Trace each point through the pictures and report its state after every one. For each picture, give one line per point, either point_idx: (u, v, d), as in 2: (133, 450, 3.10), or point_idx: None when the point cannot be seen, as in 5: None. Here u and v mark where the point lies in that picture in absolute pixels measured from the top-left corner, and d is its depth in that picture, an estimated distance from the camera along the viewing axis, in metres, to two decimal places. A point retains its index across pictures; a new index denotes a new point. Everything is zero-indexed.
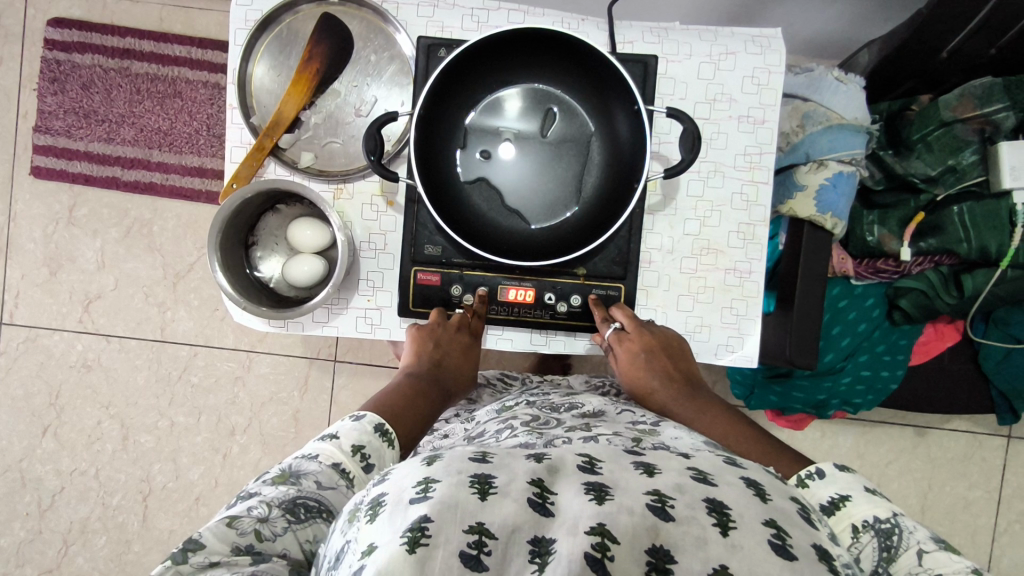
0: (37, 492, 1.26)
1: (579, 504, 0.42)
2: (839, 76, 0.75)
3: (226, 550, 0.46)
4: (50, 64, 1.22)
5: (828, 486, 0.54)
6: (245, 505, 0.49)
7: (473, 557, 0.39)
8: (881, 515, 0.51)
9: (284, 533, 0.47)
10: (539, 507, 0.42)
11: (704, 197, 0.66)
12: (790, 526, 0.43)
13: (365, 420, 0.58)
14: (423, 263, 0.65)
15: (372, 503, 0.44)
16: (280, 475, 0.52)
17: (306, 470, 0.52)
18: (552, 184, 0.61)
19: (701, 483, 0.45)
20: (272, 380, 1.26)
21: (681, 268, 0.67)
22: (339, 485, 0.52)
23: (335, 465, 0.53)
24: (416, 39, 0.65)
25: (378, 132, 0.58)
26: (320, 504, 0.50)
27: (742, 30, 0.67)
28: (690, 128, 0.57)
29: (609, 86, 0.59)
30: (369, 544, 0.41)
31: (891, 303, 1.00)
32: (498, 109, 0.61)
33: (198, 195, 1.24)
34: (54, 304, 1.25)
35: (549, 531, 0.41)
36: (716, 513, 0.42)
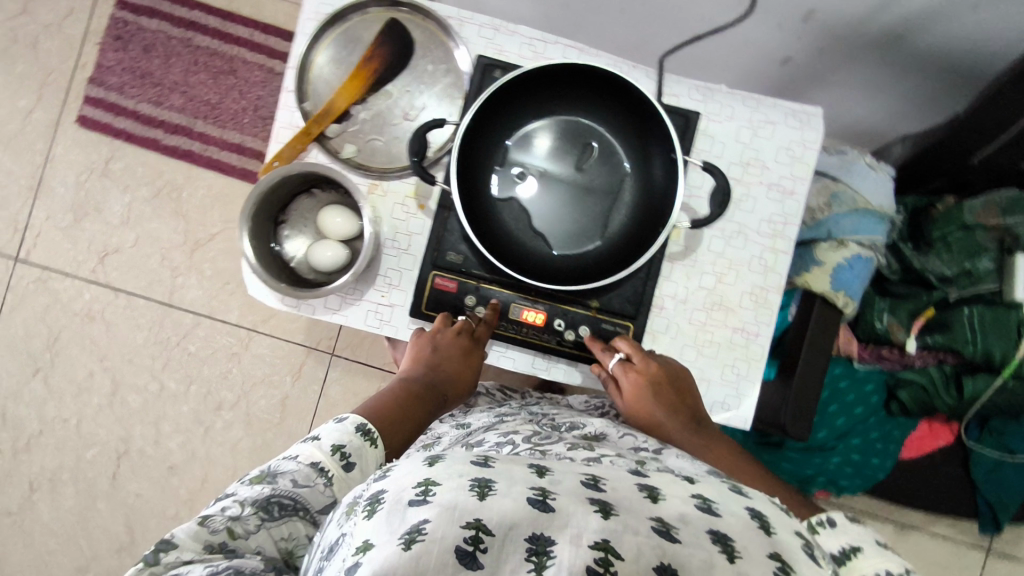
0: (16, 431, 1.27)
1: (585, 515, 0.41)
2: (870, 163, 0.76)
3: (198, 548, 0.45)
4: (118, 24, 1.27)
5: (839, 537, 0.58)
6: (218, 505, 0.48)
7: (469, 553, 0.39)
8: (894, 570, 0.54)
9: (258, 530, 0.48)
10: (539, 505, 0.42)
11: (723, 254, 0.68)
12: (793, 560, 0.44)
13: (349, 422, 0.58)
14: (442, 268, 0.67)
15: (370, 500, 0.43)
16: (257, 476, 0.52)
17: (284, 470, 0.53)
18: (581, 214, 0.63)
19: (705, 513, 0.45)
20: (267, 363, 1.26)
21: (690, 319, 0.68)
22: (317, 483, 0.52)
23: (313, 464, 0.53)
24: (473, 56, 0.67)
25: (423, 136, 0.59)
26: (296, 502, 0.51)
27: (784, 102, 0.69)
28: (721, 183, 0.57)
29: (652, 131, 0.60)
30: (364, 541, 0.40)
31: (890, 393, 1.01)
32: (541, 134, 0.63)
33: (232, 169, 1.26)
34: (72, 250, 1.27)
35: (548, 530, 0.41)
36: (721, 544, 0.43)
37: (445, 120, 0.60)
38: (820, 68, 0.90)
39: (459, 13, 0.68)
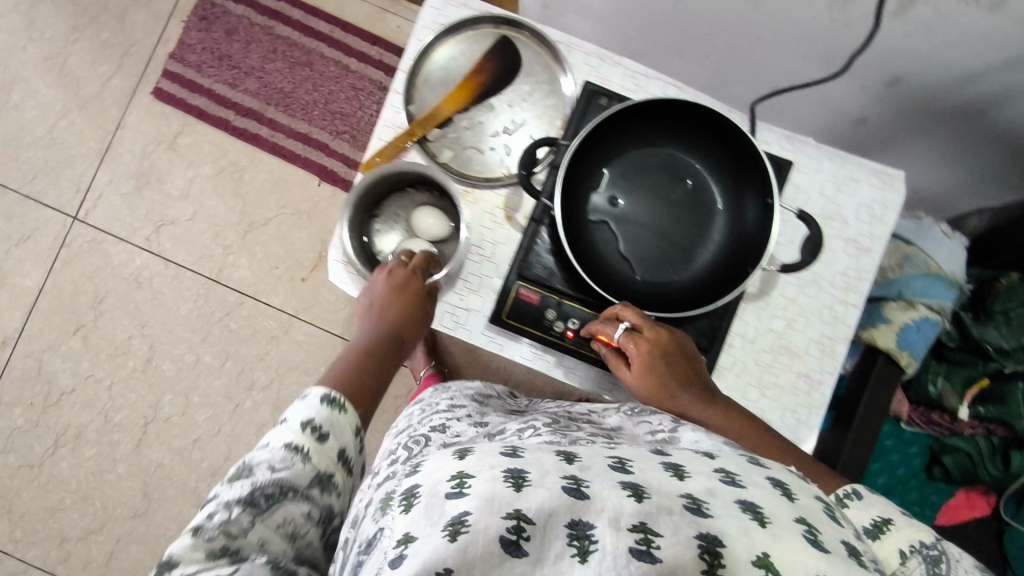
0: (48, 386, 1.27)
1: (617, 497, 0.39)
2: (946, 231, 0.78)
3: (200, 556, 0.45)
4: (205, 4, 1.31)
5: (867, 508, 0.53)
6: (205, 513, 0.48)
7: (512, 542, 0.37)
8: (928, 541, 0.49)
9: (255, 526, 0.48)
10: (574, 492, 0.39)
11: (796, 301, 0.70)
12: (820, 523, 0.41)
13: (314, 395, 0.57)
14: (528, 279, 0.67)
15: (406, 495, 0.43)
16: (235, 473, 0.51)
17: (257, 461, 0.52)
18: (668, 244, 0.64)
19: (730, 485, 0.42)
20: (304, 350, 1.28)
21: (757, 360, 0.69)
22: (296, 464, 0.52)
23: (287, 446, 0.53)
24: (579, 83, 0.70)
25: (534, 151, 0.61)
26: (280, 487, 0.50)
27: (869, 162, 0.71)
28: (816, 233, 0.58)
29: (750, 174, 0.61)
30: (406, 533, 0.39)
31: (932, 456, 1.01)
32: (638, 161, 0.64)
33: (296, 157, 1.29)
34: (129, 215, 1.29)
35: (586, 515, 0.38)
36: (751, 510, 0.40)
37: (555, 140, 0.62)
38: (896, 130, 0.92)
39: (567, 39, 0.71)
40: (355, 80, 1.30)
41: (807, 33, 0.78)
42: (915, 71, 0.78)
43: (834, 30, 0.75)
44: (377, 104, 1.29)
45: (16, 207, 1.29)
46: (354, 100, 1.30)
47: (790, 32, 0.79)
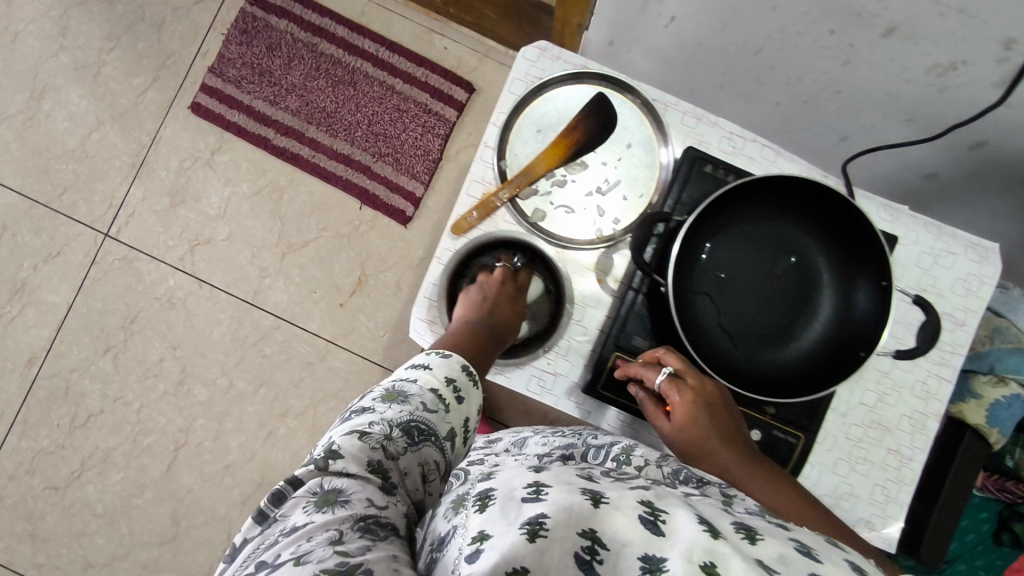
0: (76, 407, 1.24)
1: (690, 530, 0.38)
2: None
3: (362, 461, 0.46)
4: (247, 18, 1.27)
5: None
6: (367, 420, 0.50)
7: (587, 562, 0.36)
8: None
9: (403, 452, 0.49)
10: (649, 522, 0.39)
11: (889, 374, 0.69)
12: None
13: (451, 355, 0.61)
14: (625, 351, 0.64)
15: (484, 496, 0.45)
16: (389, 396, 0.54)
17: (412, 392, 0.54)
18: (770, 323, 0.62)
19: (807, 556, 0.38)
20: (340, 377, 1.25)
21: (848, 435, 0.68)
22: (440, 410, 0.54)
23: (434, 392, 0.55)
24: (678, 151, 0.68)
25: (646, 227, 0.60)
26: (428, 427, 0.52)
27: (964, 233, 0.69)
28: (933, 321, 0.58)
29: (864, 259, 0.60)
30: (480, 532, 0.40)
31: (1002, 522, 0.98)
32: (746, 235, 0.62)
33: (336, 179, 1.26)
34: (163, 234, 1.26)
35: (658, 549, 0.37)
36: None
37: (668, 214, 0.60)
38: (963, 190, 0.90)
39: (665, 97, 0.68)
40: (400, 101, 1.27)
41: (891, 95, 0.77)
42: (998, 138, 0.77)
43: (924, 94, 0.74)
44: (421, 128, 1.27)
45: (45, 221, 1.25)
46: (398, 122, 1.27)
47: (873, 92, 0.78)
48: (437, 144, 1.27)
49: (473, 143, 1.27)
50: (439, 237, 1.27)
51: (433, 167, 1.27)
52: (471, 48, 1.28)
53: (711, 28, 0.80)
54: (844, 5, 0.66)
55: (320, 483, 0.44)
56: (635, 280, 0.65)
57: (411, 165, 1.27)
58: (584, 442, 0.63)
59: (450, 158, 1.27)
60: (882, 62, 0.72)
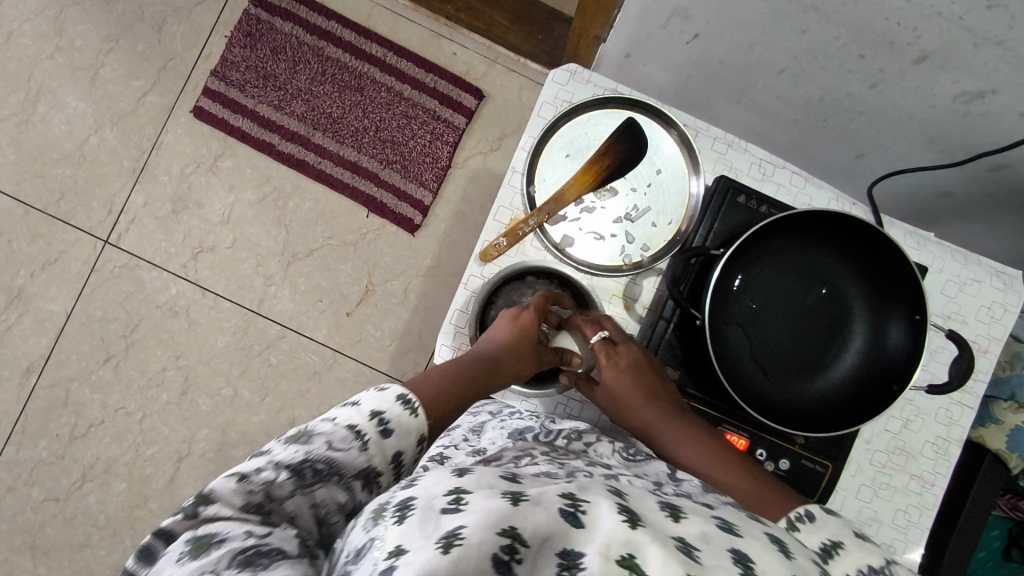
0: (76, 417, 1.21)
1: (612, 520, 0.40)
2: None
3: (238, 505, 0.46)
4: (250, 20, 1.24)
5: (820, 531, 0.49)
6: (256, 463, 0.49)
7: (505, 562, 0.38)
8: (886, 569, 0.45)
9: (293, 496, 0.48)
10: (570, 515, 0.41)
11: (913, 401, 0.69)
12: None
13: (390, 391, 0.57)
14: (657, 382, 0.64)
15: (399, 506, 0.42)
16: (295, 436, 0.52)
17: (320, 430, 0.53)
18: (801, 355, 0.62)
19: (725, 532, 0.43)
20: (347, 387, 1.24)
21: (872, 460, 0.69)
22: (352, 448, 0.52)
23: (349, 428, 0.53)
24: (708, 181, 0.67)
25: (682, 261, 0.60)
26: (334, 465, 0.51)
27: (988, 261, 0.70)
28: (966, 357, 0.59)
29: (899, 294, 0.60)
30: (397, 546, 0.38)
31: (1012, 539, 0.92)
32: (780, 265, 0.62)
33: (343, 187, 1.24)
34: (165, 241, 1.23)
35: (579, 543, 0.39)
36: (742, 564, 0.40)
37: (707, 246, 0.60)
38: (979, 210, 0.90)
39: (696, 123, 0.69)
40: (408, 107, 1.25)
41: (916, 118, 0.77)
42: (1019, 162, 0.77)
43: (949, 119, 0.75)
44: (429, 135, 1.25)
45: (41, 227, 1.22)
46: (407, 129, 1.25)
47: (896, 115, 0.78)
48: (446, 152, 1.25)
49: (482, 151, 1.26)
50: (447, 246, 1.26)
51: (442, 175, 1.25)
52: (481, 54, 1.27)
53: (737, 46, 0.78)
54: (878, 32, 0.66)
55: (195, 532, 0.44)
56: (665, 308, 0.65)
57: (419, 173, 1.25)
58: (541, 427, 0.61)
59: (459, 166, 1.26)
60: (909, 87, 0.72)
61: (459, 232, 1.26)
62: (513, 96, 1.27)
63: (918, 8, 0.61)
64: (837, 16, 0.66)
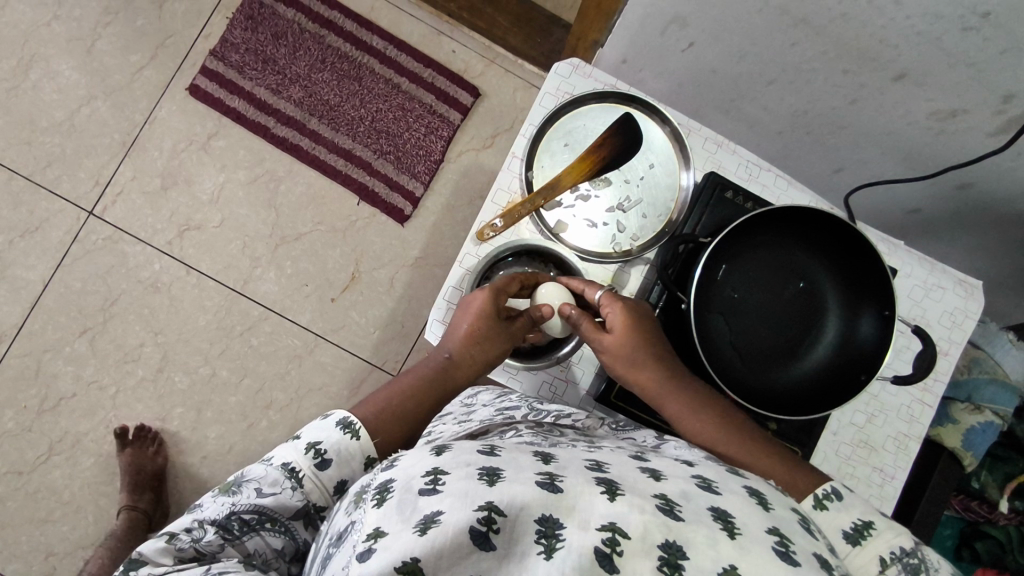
0: (46, 389, 1.19)
1: (590, 491, 0.40)
2: (1012, 339, 0.86)
3: (169, 562, 0.50)
4: (253, 3, 1.25)
5: (847, 511, 0.52)
6: (186, 523, 0.52)
7: (482, 534, 0.38)
8: (907, 548, 0.49)
9: (222, 550, 0.51)
10: (548, 486, 0.40)
11: (878, 397, 0.73)
12: (792, 534, 0.42)
13: (328, 419, 0.57)
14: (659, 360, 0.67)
15: (379, 489, 0.43)
16: (228, 485, 0.54)
17: (249, 477, 0.54)
18: (777, 344, 0.66)
19: (706, 491, 0.43)
20: (328, 372, 1.24)
21: (838, 451, 0.72)
22: (283, 489, 0.53)
23: (282, 468, 0.54)
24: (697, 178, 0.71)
25: (669, 248, 0.63)
26: (265, 513, 0.53)
27: (953, 269, 0.75)
28: (930, 351, 0.64)
29: (870, 290, 0.64)
30: (376, 529, 0.39)
31: (963, 539, 0.98)
32: (761, 258, 0.66)
33: (336, 174, 1.25)
34: (152, 215, 1.23)
35: (557, 512, 0.39)
36: (722, 519, 0.40)
37: (696, 235, 0.63)
38: (944, 227, 0.96)
39: (689, 123, 0.73)
40: (405, 100, 1.27)
41: (892, 134, 0.82)
42: (984, 181, 0.83)
43: (923, 136, 0.80)
44: (425, 128, 1.27)
45: (25, 194, 1.20)
46: (402, 120, 1.27)
47: (875, 130, 0.83)
48: (439, 146, 1.28)
49: (475, 147, 1.29)
50: (435, 239, 1.27)
51: (435, 169, 1.27)
52: (479, 53, 1.30)
53: (728, 56, 0.82)
54: (862, 48, 0.71)
55: None
56: (652, 294, 0.69)
57: (412, 165, 1.27)
58: (529, 407, 0.60)
59: (451, 161, 1.28)
60: (888, 103, 0.77)
61: (447, 225, 1.28)
62: (508, 97, 1.30)
63: (899, 27, 0.66)
64: (825, 31, 0.71)
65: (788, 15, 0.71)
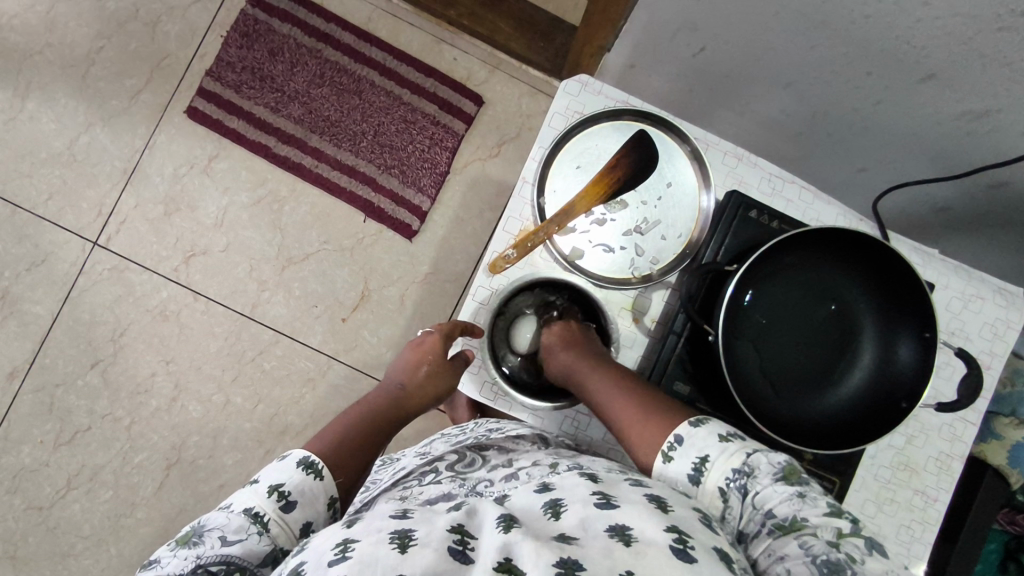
0: (61, 423, 1.18)
1: (493, 540, 0.39)
2: None
3: None
4: (247, 19, 1.22)
5: (687, 453, 0.53)
6: None
7: None
8: (737, 469, 0.50)
9: None
10: (460, 556, 0.38)
11: (917, 417, 0.69)
12: (691, 529, 0.41)
13: (291, 459, 0.57)
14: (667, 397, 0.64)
15: (291, 574, 0.39)
16: (186, 536, 0.50)
17: (211, 527, 0.51)
18: (809, 370, 0.62)
19: (604, 508, 0.42)
20: (341, 394, 1.22)
21: (877, 475, 0.69)
22: (250, 535, 0.51)
23: (246, 512, 0.52)
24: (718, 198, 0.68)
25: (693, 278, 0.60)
26: (234, 562, 0.49)
27: (992, 277, 0.71)
28: (974, 374, 0.61)
29: (907, 311, 0.60)
30: None
31: (1009, 552, 0.94)
32: (790, 277, 0.62)
33: (340, 192, 1.22)
34: (157, 244, 1.21)
35: (467, 573, 0.37)
36: (619, 533, 0.40)
37: (722, 263, 0.59)
38: (979, 227, 0.91)
39: (706, 137, 0.69)
40: (407, 112, 1.24)
41: (918, 135, 0.78)
42: (1019, 180, 0.78)
43: (953, 136, 0.75)
44: (428, 140, 1.24)
45: (28, 228, 1.19)
46: (405, 133, 1.24)
47: (898, 131, 0.79)
48: (444, 158, 1.24)
49: (481, 157, 1.25)
50: (445, 252, 1.24)
51: (440, 181, 1.24)
52: (482, 60, 1.26)
53: (744, 60, 0.78)
54: (884, 49, 0.66)
55: None
56: (675, 322, 0.65)
57: (417, 178, 1.24)
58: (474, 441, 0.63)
59: (458, 172, 1.25)
60: (914, 103, 0.73)
61: (456, 238, 1.25)
62: (513, 103, 1.26)
63: (928, 28, 0.61)
64: (846, 33, 0.66)
65: (806, 18, 0.67)
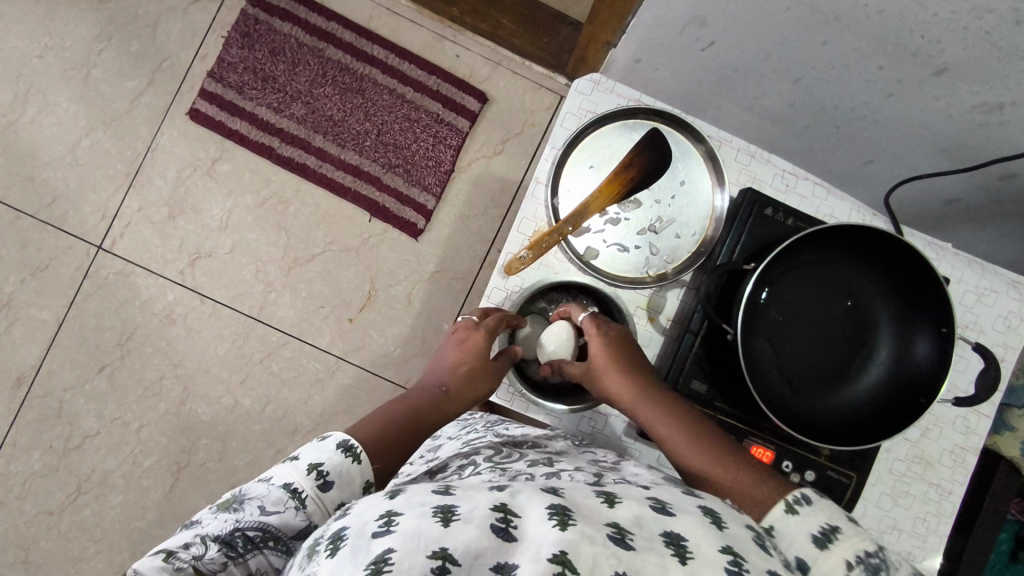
0: (70, 428, 1.18)
1: (543, 527, 0.38)
2: None
3: None
4: (248, 20, 1.22)
5: (815, 516, 0.47)
6: (183, 541, 0.47)
7: None
8: (869, 550, 0.45)
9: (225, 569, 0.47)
10: (502, 533, 0.38)
11: (931, 410, 0.70)
12: (747, 552, 0.41)
13: (331, 439, 0.56)
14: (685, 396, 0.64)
15: (333, 538, 0.39)
16: (227, 502, 0.52)
17: (251, 495, 0.51)
18: (826, 367, 0.62)
19: (660, 514, 0.42)
20: (350, 394, 1.22)
21: (892, 469, 0.69)
22: (288, 508, 0.50)
23: (286, 485, 0.52)
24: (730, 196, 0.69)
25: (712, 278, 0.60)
26: (270, 531, 0.50)
27: (1005, 270, 0.71)
28: (991, 370, 0.61)
29: (924, 307, 0.60)
30: None
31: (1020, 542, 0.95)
32: (806, 274, 0.62)
33: (345, 192, 1.22)
34: (162, 247, 1.20)
35: (513, 557, 0.37)
36: (675, 544, 0.39)
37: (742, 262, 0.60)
38: (988, 219, 0.91)
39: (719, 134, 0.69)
40: (410, 111, 1.23)
41: (930, 128, 0.77)
42: None
43: (964, 128, 0.75)
44: (432, 138, 1.24)
45: (31, 233, 1.18)
46: (409, 132, 1.23)
47: (909, 124, 0.79)
48: (449, 156, 1.24)
49: (485, 155, 1.25)
50: (451, 251, 1.24)
51: (446, 179, 1.24)
52: (484, 57, 1.25)
53: (753, 55, 0.78)
54: (898, 43, 0.66)
55: None
56: (692, 321, 0.65)
57: (422, 176, 1.23)
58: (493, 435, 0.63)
59: (462, 170, 1.25)
60: (927, 96, 0.73)
61: (462, 236, 1.24)
62: (517, 100, 1.25)
63: (943, 22, 0.61)
64: (859, 27, 0.66)
65: (819, 12, 0.66)
